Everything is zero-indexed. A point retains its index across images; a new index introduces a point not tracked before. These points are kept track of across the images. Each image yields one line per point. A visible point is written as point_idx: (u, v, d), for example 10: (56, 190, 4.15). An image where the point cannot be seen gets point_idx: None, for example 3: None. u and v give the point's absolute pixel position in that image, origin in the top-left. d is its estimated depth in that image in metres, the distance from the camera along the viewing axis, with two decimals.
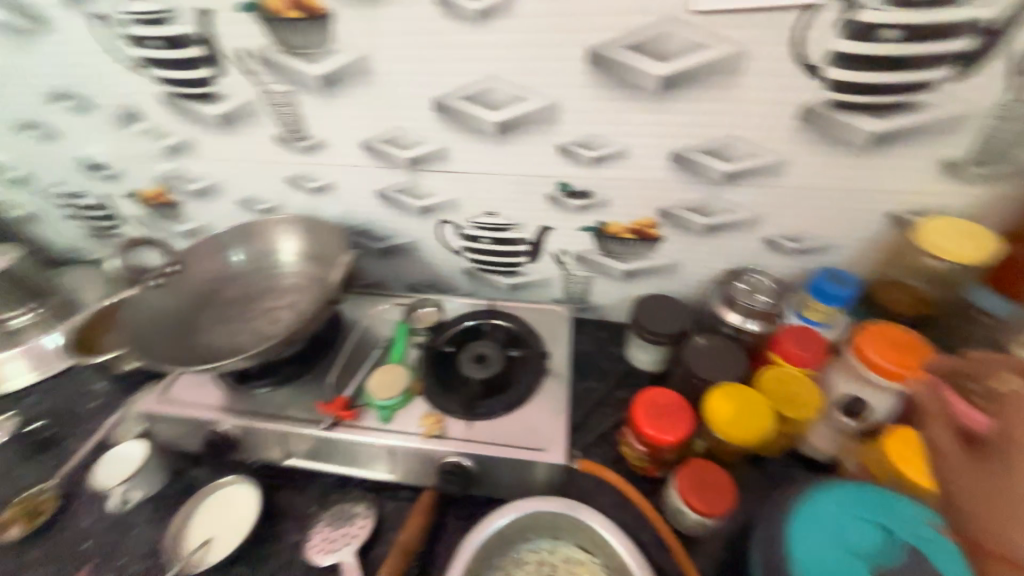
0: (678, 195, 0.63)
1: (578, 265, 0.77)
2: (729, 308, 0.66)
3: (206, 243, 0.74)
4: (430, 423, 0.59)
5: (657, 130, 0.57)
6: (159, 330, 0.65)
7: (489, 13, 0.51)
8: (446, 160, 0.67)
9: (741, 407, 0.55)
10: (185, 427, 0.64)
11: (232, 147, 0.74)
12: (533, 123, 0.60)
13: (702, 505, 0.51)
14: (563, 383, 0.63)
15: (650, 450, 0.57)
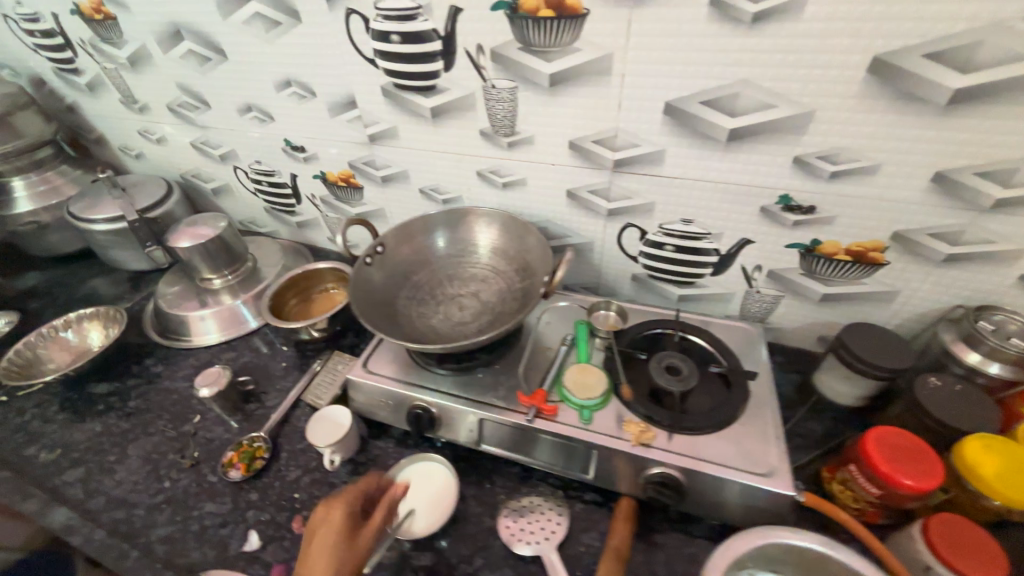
0: (924, 219, 0.58)
1: (768, 282, 0.73)
2: (968, 347, 0.59)
3: (418, 222, 0.77)
4: (637, 429, 0.58)
5: (926, 148, 0.52)
6: (377, 302, 0.69)
7: (766, 17, 0.50)
8: (657, 164, 0.66)
9: (1010, 463, 0.49)
10: (386, 399, 0.67)
11: (433, 138, 0.78)
12: (773, 132, 0.57)
13: (967, 566, 0.45)
14: (770, 406, 0.60)
15: (882, 493, 0.52)
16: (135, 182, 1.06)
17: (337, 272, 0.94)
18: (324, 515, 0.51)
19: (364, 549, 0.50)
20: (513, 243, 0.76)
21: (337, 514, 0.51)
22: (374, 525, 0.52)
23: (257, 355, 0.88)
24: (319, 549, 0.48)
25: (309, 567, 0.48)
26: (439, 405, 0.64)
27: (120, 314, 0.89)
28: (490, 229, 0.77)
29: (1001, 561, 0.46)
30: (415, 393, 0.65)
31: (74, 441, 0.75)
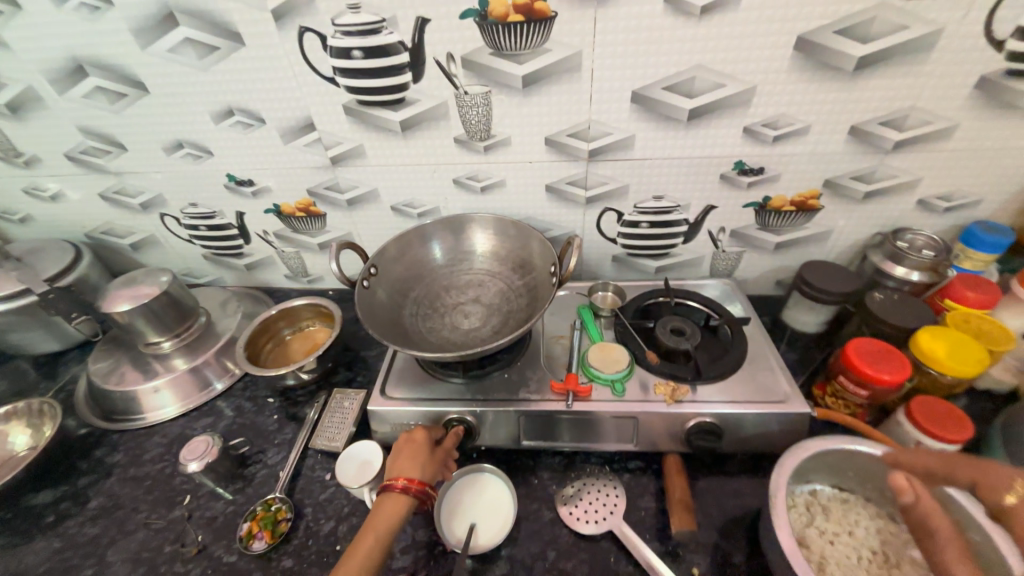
0: (846, 166, 0.70)
1: (731, 241, 0.83)
2: (896, 263, 0.72)
3: (414, 233, 0.76)
4: (668, 389, 0.62)
5: (844, 106, 0.64)
6: (386, 321, 0.67)
7: (712, 8, 0.57)
8: (628, 149, 0.72)
9: (951, 344, 0.61)
10: (416, 421, 0.65)
11: (404, 152, 0.77)
12: (725, 108, 0.66)
13: (947, 432, 0.56)
14: (766, 345, 0.69)
15: (869, 393, 0.62)
16: (30, 249, 0.89)
17: (314, 307, 0.87)
18: (408, 434, 0.60)
19: (439, 461, 0.59)
20: (505, 243, 0.77)
21: (421, 431, 0.60)
22: (447, 446, 0.60)
23: (239, 415, 0.79)
24: (408, 450, 0.58)
25: (398, 467, 0.57)
26: (474, 412, 0.63)
27: (49, 406, 0.74)
28: (483, 233, 0.78)
29: (966, 422, 0.57)
30: (446, 407, 0.64)
31: (28, 567, 0.61)
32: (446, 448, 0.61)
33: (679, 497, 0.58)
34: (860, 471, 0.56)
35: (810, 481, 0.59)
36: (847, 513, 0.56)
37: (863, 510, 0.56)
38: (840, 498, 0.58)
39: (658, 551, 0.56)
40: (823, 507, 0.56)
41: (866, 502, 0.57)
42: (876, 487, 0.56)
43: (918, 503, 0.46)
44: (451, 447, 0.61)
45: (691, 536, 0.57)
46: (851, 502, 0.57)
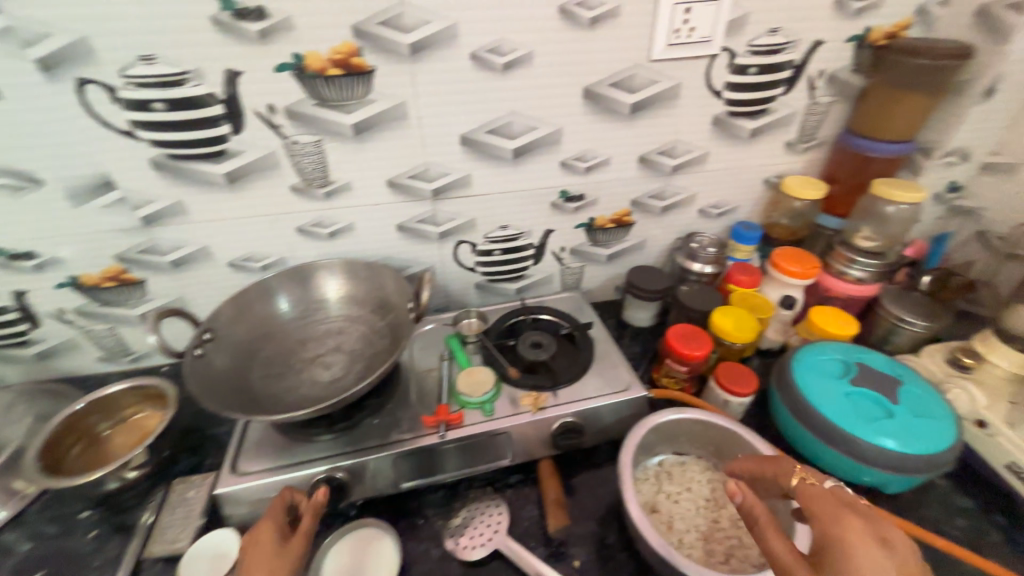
0: (644, 188, 0.86)
1: (573, 258, 0.94)
2: (692, 260, 0.90)
3: (253, 289, 0.71)
4: (532, 400, 0.68)
5: (631, 141, 0.79)
6: (226, 391, 0.60)
7: (512, 65, 0.67)
8: (467, 186, 0.78)
9: (735, 318, 0.78)
10: (278, 492, 0.59)
11: (235, 206, 0.72)
12: (542, 147, 0.76)
13: (741, 388, 0.71)
14: (610, 343, 0.79)
15: (689, 368, 0.76)
16: None
17: (140, 390, 0.74)
18: (251, 534, 0.50)
19: (300, 546, 0.50)
20: (362, 286, 0.76)
21: (267, 521, 0.52)
22: (305, 523, 0.52)
23: (38, 545, 0.62)
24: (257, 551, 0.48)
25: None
26: (344, 467, 0.60)
27: None
28: (333, 279, 0.76)
29: (754, 377, 0.73)
30: (312, 468, 0.59)
31: None
32: (305, 532, 0.52)
33: (555, 499, 0.63)
34: (688, 434, 0.66)
35: (657, 453, 0.68)
36: (687, 474, 0.66)
37: (698, 467, 0.67)
38: (681, 461, 0.68)
39: (543, 555, 0.60)
40: (668, 473, 0.66)
41: (701, 459, 0.68)
42: (703, 445, 0.67)
43: (745, 501, 0.48)
44: (311, 523, 0.53)
45: (569, 532, 0.61)
46: (690, 463, 0.68)
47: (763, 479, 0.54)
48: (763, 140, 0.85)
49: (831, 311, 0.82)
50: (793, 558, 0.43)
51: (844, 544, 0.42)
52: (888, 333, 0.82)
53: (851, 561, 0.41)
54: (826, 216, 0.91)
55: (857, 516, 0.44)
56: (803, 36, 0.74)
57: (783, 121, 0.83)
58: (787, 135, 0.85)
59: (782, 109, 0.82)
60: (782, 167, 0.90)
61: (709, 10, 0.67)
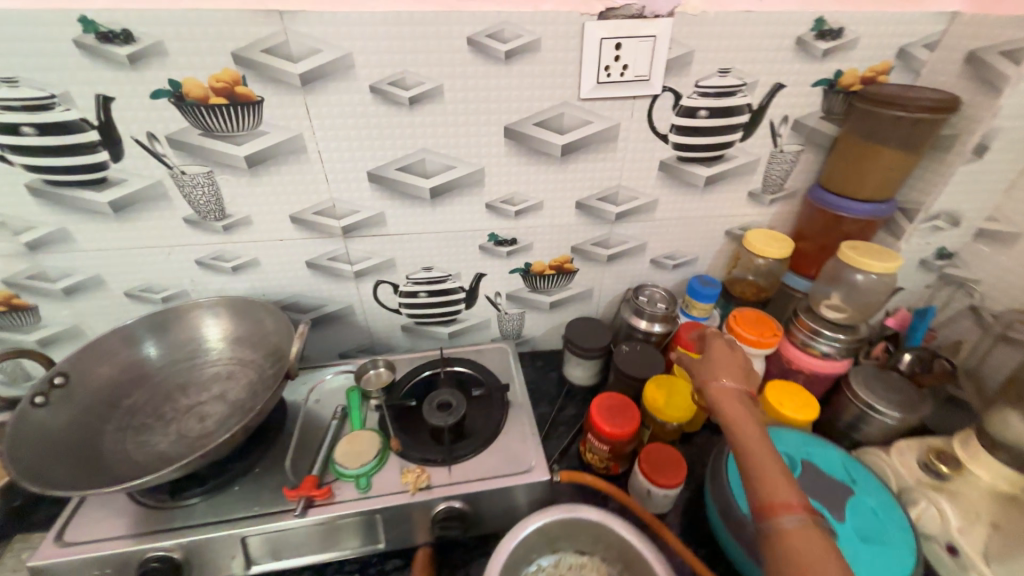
0: (585, 234, 0.78)
1: (510, 304, 0.86)
2: (638, 317, 0.81)
3: (112, 339, 0.64)
4: (415, 477, 0.59)
5: (565, 185, 0.72)
6: (54, 453, 0.53)
7: (420, 100, 0.60)
8: (381, 225, 0.72)
9: (671, 392, 0.68)
10: (103, 568, 0.52)
11: (124, 235, 0.67)
12: (463, 187, 0.69)
13: (663, 479, 0.61)
14: (527, 408, 0.70)
15: (611, 447, 0.66)
16: None
17: None
18: None
19: None
20: (257, 328, 0.70)
21: None
22: None
23: None
24: None
25: None
26: (179, 545, 0.53)
27: None
28: (214, 320, 0.70)
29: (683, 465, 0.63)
30: (141, 545, 0.52)
31: None
32: None
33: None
34: (587, 534, 0.56)
35: (554, 550, 0.59)
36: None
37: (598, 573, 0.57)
38: (581, 563, 0.58)
39: None
40: None
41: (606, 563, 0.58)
42: (606, 547, 0.57)
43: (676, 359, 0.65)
44: None
45: None
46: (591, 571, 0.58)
47: None
48: (721, 188, 0.76)
49: (789, 388, 0.71)
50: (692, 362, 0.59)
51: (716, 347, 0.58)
52: (856, 419, 0.70)
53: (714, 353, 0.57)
54: (794, 276, 0.81)
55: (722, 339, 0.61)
56: (760, 78, 0.65)
57: (743, 169, 0.74)
58: (748, 184, 0.76)
59: (741, 156, 0.73)
60: (745, 219, 0.80)
61: (644, 47, 0.60)
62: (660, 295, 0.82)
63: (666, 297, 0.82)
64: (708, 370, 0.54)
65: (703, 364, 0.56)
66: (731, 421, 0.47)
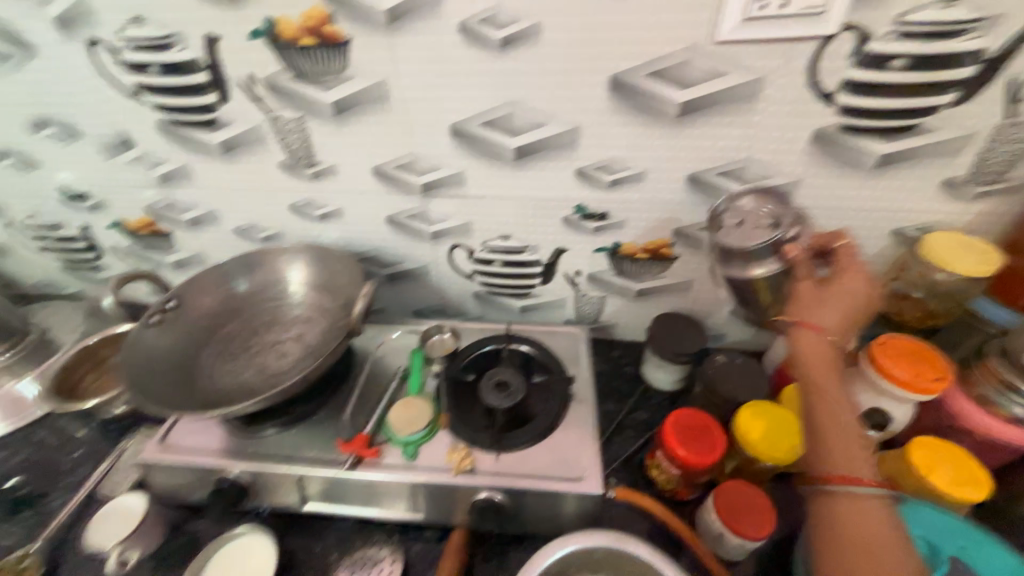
0: (694, 216, 0.64)
1: (591, 285, 0.77)
2: (741, 260, 0.52)
3: (210, 274, 0.70)
4: (459, 458, 0.56)
5: (676, 154, 0.59)
6: (159, 371, 0.61)
7: (513, 42, 0.52)
8: (462, 185, 0.67)
9: (772, 425, 0.54)
10: (189, 475, 0.59)
11: (231, 175, 0.71)
12: (553, 148, 0.60)
13: (739, 527, 0.50)
14: (590, 407, 0.62)
15: (683, 472, 0.56)
16: None
17: None
18: None
19: None
20: (333, 275, 0.71)
21: None
22: None
23: (40, 445, 0.73)
24: None
25: None
26: (247, 472, 0.57)
27: None
28: (297, 265, 0.73)
29: (770, 517, 0.50)
30: (219, 465, 0.58)
31: None
32: None
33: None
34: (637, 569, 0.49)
35: None
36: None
37: None
38: None
39: None
40: None
41: None
42: None
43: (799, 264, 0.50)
44: None
45: None
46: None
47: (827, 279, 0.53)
48: (901, 172, 0.56)
49: (953, 454, 0.53)
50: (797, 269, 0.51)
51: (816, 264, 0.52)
52: None
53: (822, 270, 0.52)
54: (993, 305, 0.60)
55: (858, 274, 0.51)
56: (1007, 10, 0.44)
57: (944, 146, 0.53)
58: (946, 168, 0.55)
59: (945, 128, 0.52)
60: (928, 216, 0.59)
61: None
62: (751, 212, 0.53)
63: (761, 203, 0.54)
64: (811, 310, 0.50)
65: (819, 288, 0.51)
66: (813, 388, 0.48)
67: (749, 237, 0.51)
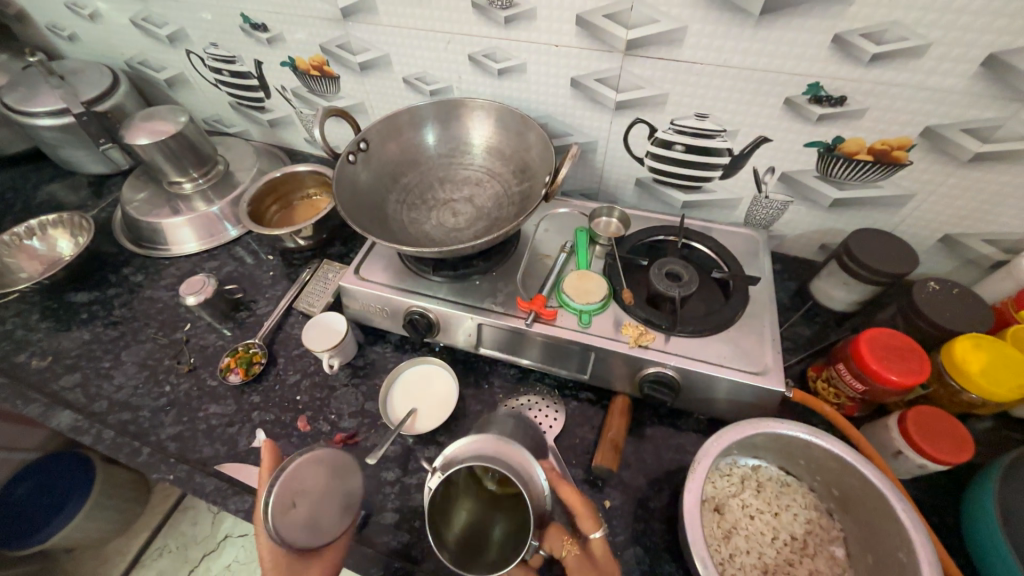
0: (962, 110, 0.53)
1: (779, 186, 0.69)
2: (857, 266, 0.62)
3: (407, 115, 0.70)
4: (636, 333, 0.58)
5: (987, 22, 0.46)
6: (364, 205, 0.65)
7: None
8: (675, 45, 0.58)
9: (995, 360, 0.50)
10: (381, 305, 0.66)
11: (417, 13, 0.67)
12: (815, 1, 0.50)
13: (932, 448, 0.49)
14: (770, 311, 0.60)
15: (866, 389, 0.54)
16: (74, 69, 0.93)
17: (318, 176, 0.87)
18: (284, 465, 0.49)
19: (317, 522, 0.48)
20: (509, 141, 0.70)
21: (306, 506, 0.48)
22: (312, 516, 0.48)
23: (241, 265, 0.85)
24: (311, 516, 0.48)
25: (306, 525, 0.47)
26: (435, 311, 0.63)
27: (86, 221, 0.83)
28: (483, 124, 0.71)
29: (968, 445, 0.49)
30: (409, 300, 0.63)
31: (64, 349, 0.73)
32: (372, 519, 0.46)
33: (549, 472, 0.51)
34: (813, 463, 0.51)
35: (756, 457, 0.55)
36: (452, 512, 0.47)
37: (802, 498, 0.53)
38: (783, 482, 0.54)
39: (579, 478, 0.57)
40: (757, 484, 0.54)
41: (813, 491, 0.53)
42: (825, 482, 0.52)
43: (879, 274, 0.61)
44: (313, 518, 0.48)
45: (613, 474, 0.57)
46: (559, 526, 0.49)
47: (931, 317, 0.56)
48: None
49: None
50: (874, 275, 0.61)
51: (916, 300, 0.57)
52: None
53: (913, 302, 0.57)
54: None
55: (949, 312, 0.56)
56: None
57: None
58: None
59: None
60: None
61: None
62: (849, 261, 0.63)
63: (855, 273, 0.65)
64: (921, 305, 0.57)
65: (919, 300, 0.57)
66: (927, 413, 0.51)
67: (801, 237, 0.75)
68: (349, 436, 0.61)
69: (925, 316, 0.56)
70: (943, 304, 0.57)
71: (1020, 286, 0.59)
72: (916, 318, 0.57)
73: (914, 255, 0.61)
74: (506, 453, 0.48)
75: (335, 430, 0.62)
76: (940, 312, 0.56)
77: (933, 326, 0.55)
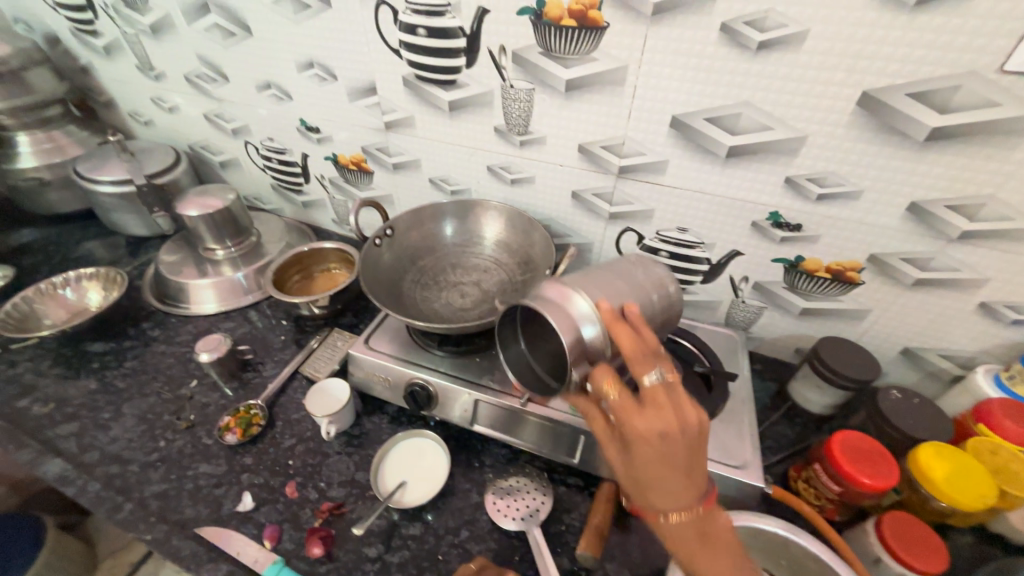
0: (899, 243, 0.63)
1: (754, 294, 0.77)
2: (827, 371, 0.68)
3: (429, 210, 0.81)
4: None
5: (905, 178, 0.58)
6: (383, 282, 0.72)
7: (768, 47, 0.55)
8: (659, 173, 0.70)
9: (957, 469, 0.53)
10: (385, 375, 0.70)
11: (448, 132, 0.81)
12: (770, 152, 0.62)
13: (911, 558, 0.50)
14: (747, 408, 0.64)
15: (842, 490, 0.56)
16: (143, 148, 1.07)
17: (341, 252, 0.96)
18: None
19: None
20: (516, 237, 0.80)
21: None
22: None
23: (255, 327, 0.90)
24: None
25: None
26: (435, 384, 0.67)
27: (120, 277, 0.90)
28: (494, 221, 0.82)
29: (943, 555, 0.50)
30: (413, 372, 0.68)
31: (68, 397, 0.75)
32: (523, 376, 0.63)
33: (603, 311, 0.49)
34: (794, 564, 0.52)
35: None
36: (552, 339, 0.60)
37: None
38: None
39: (564, 567, 0.57)
40: None
41: None
42: None
43: (847, 381, 0.66)
44: None
45: (597, 565, 0.56)
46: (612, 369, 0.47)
47: (896, 423, 0.60)
48: None
49: None
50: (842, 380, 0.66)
51: (881, 407, 0.62)
52: None
53: (880, 409, 0.62)
54: None
55: (912, 420, 0.60)
56: None
57: None
58: None
59: None
60: None
61: None
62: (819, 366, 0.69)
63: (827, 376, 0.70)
64: (890, 411, 0.61)
65: (885, 407, 0.62)
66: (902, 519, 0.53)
67: (776, 342, 0.82)
68: (336, 506, 0.61)
69: (891, 423, 0.60)
70: (905, 411, 0.61)
71: (976, 399, 0.64)
72: (885, 425, 0.61)
73: (876, 363, 0.67)
74: (559, 294, 0.52)
75: (322, 499, 0.62)
76: (904, 420, 0.60)
77: (897, 433, 0.60)
